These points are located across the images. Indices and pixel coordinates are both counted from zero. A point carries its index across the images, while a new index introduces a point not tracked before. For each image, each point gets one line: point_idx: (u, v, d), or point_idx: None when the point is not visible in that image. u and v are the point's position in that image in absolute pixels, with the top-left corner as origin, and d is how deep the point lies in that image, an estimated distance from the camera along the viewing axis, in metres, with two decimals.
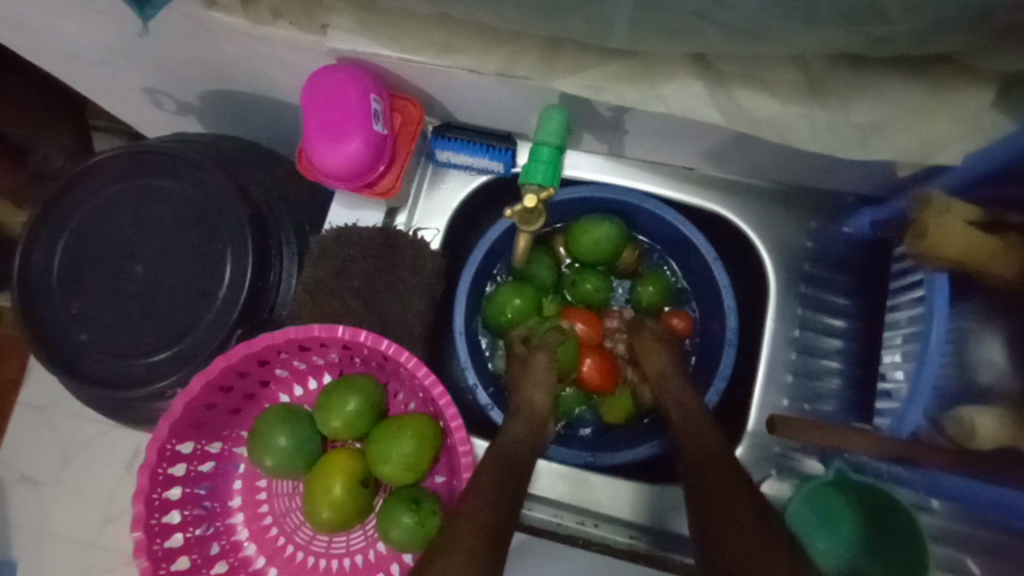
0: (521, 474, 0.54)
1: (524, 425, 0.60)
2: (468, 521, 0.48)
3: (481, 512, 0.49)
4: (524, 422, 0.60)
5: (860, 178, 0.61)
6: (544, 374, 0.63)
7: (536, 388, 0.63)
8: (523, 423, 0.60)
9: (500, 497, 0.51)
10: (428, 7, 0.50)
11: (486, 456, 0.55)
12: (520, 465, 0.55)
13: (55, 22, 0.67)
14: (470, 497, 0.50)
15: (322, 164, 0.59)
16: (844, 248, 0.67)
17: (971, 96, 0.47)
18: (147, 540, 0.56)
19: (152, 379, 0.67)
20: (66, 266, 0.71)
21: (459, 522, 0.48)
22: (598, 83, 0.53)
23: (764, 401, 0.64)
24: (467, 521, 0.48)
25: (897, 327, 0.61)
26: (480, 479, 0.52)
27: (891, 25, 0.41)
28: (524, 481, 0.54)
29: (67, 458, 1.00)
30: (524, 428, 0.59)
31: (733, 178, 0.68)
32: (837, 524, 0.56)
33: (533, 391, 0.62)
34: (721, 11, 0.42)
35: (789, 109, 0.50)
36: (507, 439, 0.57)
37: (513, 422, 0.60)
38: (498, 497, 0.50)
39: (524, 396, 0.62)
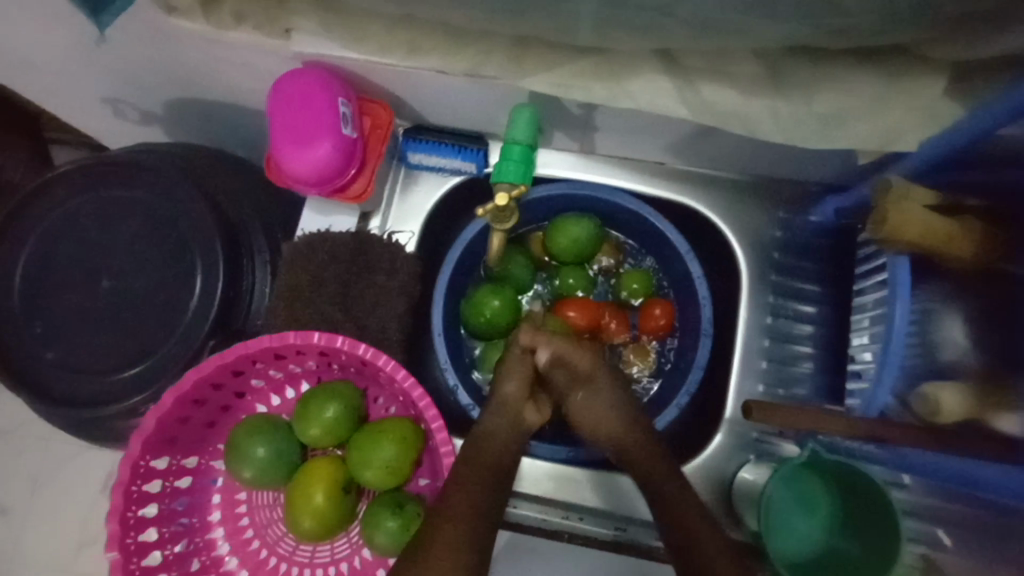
0: (496, 471, 0.56)
1: (501, 417, 0.58)
2: (449, 516, 0.51)
3: (463, 504, 0.52)
4: (499, 412, 0.58)
5: (825, 168, 0.62)
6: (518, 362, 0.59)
7: (508, 377, 0.59)
8: (499, 413, 0.59)
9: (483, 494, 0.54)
10: (395, 9, 0.50)
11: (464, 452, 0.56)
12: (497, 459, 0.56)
13: (6, 32, 0.64)
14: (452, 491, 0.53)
15: (291, 170, 0.58)
16: (812, 235, 0.69)
17: (924, 84, 0.49)
18: (123, 560, 0.54)
19: (123, 396, 0.65)
20: (28, 283, 0.68)
21: (439, 517, 0.51)
22: (567, 81, 0.53)
23: (739, 387, 0.66)
24: (449, 513, 0.52)
25: (864, 310, 0.63)
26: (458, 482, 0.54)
27: (847, 17, 0.42)
28: (498, 478, 0.55)
29: (36, 483, 0.97)
30: (500, 419, 0.58)
31: (702, 171, 0.69)
32: (813, 504, 0.59)
33: (506, 379, 0.59)
34: (683, 7, 0.43)
35: (753, 103, 0.52)
36: (480, 432, 0.58)
37: (491, 415, 0.59)
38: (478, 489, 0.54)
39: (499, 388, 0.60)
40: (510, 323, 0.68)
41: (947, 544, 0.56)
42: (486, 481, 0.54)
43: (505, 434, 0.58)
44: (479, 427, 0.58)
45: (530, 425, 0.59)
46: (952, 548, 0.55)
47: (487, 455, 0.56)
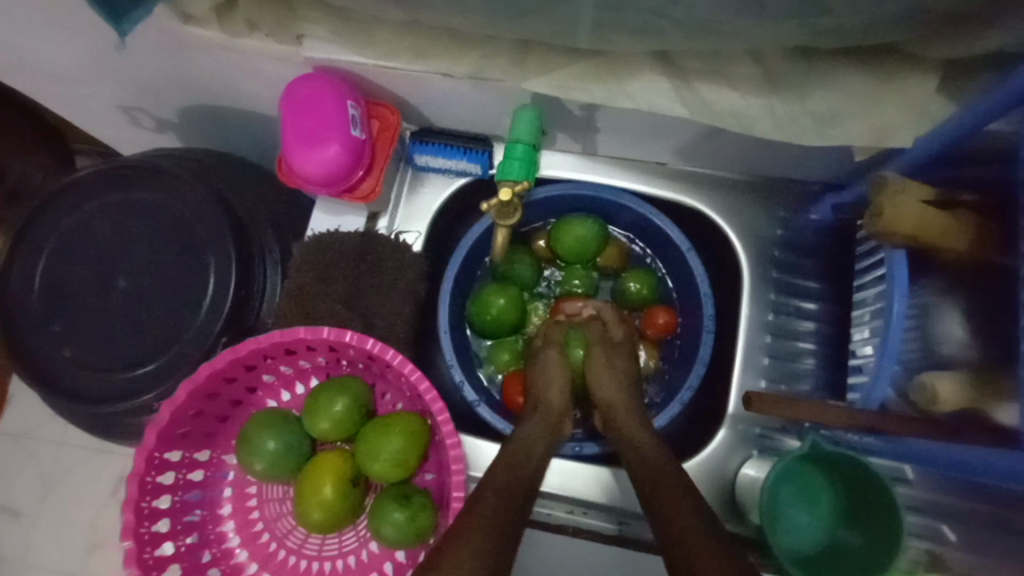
0: (530, 481, 0.53)
1: (542, 426, 0.59)
2: (478, 516, 0.48)
3: (496, 508, 0.49)
4: (541, 419, 0.60)
5: (822, 166, 0.64)
6: (556, 369, 0.63)
7: (551, 383, 0.62)
8: (539, 423, 0.60)
9: (512, 498, 0.51)
10: (400, 14, 0.51)
11: (497, 462, 0.55)
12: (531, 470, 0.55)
13: (30, 43, 0.67)
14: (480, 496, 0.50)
15: (302, 170, 0.60)
16: (812, 233, 0.70)
17: (916, 82, 0.50)
18: (137, 549, 0.56)
19: (138, 392, 0.67)
20: (46, 284, 0.71)
21: (467, 518, 0.48)
22: (568, 83, 0.55)
23: (742, 383, 0.67)
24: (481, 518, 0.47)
25: (864, 305, 0.63)
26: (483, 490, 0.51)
27: (837, 18, 0.43)
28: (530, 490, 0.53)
29: (49, 486, 0.99)
30: (540, 428, 0.59)
31: (702, 171, 0.70)
32: (814, 494, 0.59)
33: (549, 388, 0.62)
34: (678, 9, 0.44)
35: (750, 101, 0.53)
36: (524, 439, 0.58)
37: (532, 423, 0.60)
38: (509, 494, 0.51)
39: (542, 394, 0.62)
40: (515, 321, 0.69)
41: (952, 540, 0.55)
42: (517, 488, 0.52)
43: (547, 442, 0.58)
44: (520, 436, 0.58)
45: (564, 435, 0.62)
46: (959, 544, 0.55)
47: (529, 463, 0.56)
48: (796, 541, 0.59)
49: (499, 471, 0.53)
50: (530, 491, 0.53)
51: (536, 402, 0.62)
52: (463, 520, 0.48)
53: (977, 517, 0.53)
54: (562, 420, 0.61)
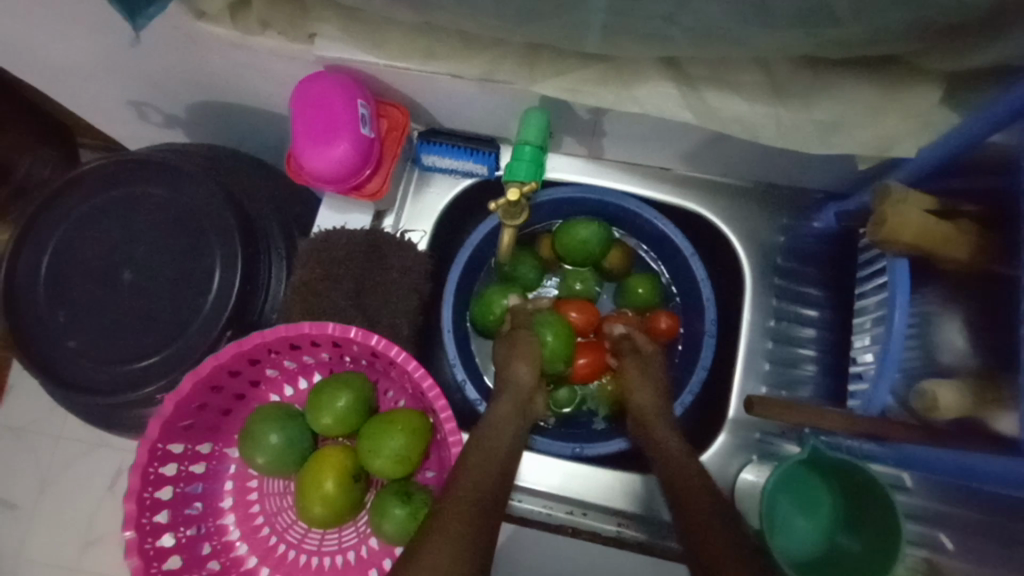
0: (502, 461, 0.55)
1: (511, 405, 0.59)
2: (457, 505, 0.49)
3: (465, 491, 0.50)
4: (511, 398, 0.60)
5: (824, 174, 0.64)
6: (529, 346, 0.63)
7: (521, 361, 0.62)
8: (510, 401, 0.60)
9: (488, 483, 0.52)
10: (412, 15, 0.52)
11: (472, 442, 0.56)
12: (502, 449, 0.56)
13: (42, 37, 0.68)
14: (458, 481, 0.52)
15: (310, 168, 0.61)
16: (814, 241, 0.70)
17: (918, 92, 0.50)
18: (139, 539, 0.56)
19: (140, 385, 0.67)
20: (52, 275, 0.71)
21: (448, 504, 0.49)
22: (575, 87, 0.56)
23: (742, 388, 0.67)
24: (458, 507, 0.49)
25: (866, 312, 0.63)
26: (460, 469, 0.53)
27: (843, 28, 0.44)
28: (506, 470, 0.54)
29: (45, 479, 0.99)
30: (511, 406, 0.59)
31: (706, 177, 0.71)
32: (815, 502, 0.60)
33: (518, 364, 0.61)
34: (685, 16, 0.45)
35: (755, 109, 0.54)
36: (495, 420, 0.58)
37: (500, 404, 0.60)
38: (482, 482, 0.52)
39: (511, 373, 0.61)
40: None
41: (949, 548, 0.55)
42: (488, 476, 0.53)
43: (517, 422, 0.59)
44: (487, 420, 0.58)
45: (535, 413, 0.62)
46: (955, 552, 0.55)
47: (499, 442, 0.56)
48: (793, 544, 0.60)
49: (470, 456, 0.54)
50: (505, 476, 0.54)
51: (507, 380, 0.61)
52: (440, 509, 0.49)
53: (976, 528, 0.53)
54: (533, 400, 0.61)
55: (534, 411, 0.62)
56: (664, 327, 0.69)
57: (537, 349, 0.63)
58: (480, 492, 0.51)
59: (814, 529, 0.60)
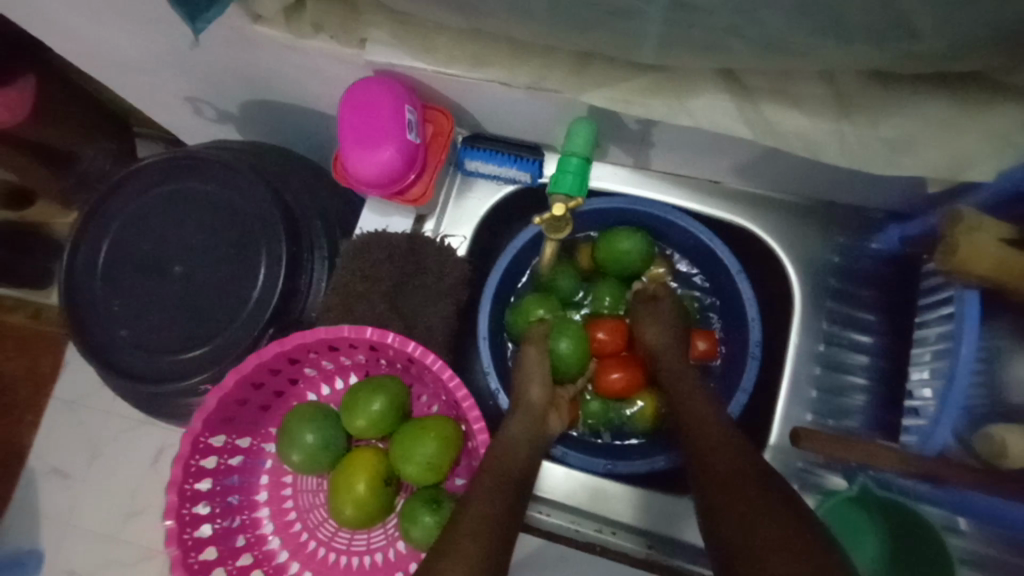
0: (518, 476, 0.55)
1: (525, 422, 0.60)
2: (472, 521, 0.49)
3: (484, 509, 0.51)
4: (522, 417, 0.61)
5: (888, 194, 0.61)
6: (535, 367, 0.64)
7: (531, 382, 0.63)
8: (521, 420, 0.61)
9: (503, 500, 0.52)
10: (463, 22, 0.52)
11: (489, 455, 0.56)
12: (518, 461, 0.56)
13: (109, 35, 0.71)
14: (473, 497, 0.52)
15: (356, 171, 0.61)
16: (872, 263, 0.66)
17: (1001, 113, 0.47)
18: (178, 528, 0.58)
19: (186, 375, 0.69)
20: (108, 264, 0.74)
21: (463, 520, 0.49)
22: (626, 96, 0.54)
23: (787, 414, 0.64)
24: (472, 524, 0.49)
25: (925, 344, 0.60)
26: (481, 479, 0.53)
27: (921, 42, 0.41)
28: (523, 485, 0.55)
29: (94, 453, 1.04)
30: (523, 425, 0.60)
31: (759, 191, 0.68)
32: (861, 542, 0.56)
33: (526, 385, 0.63)
34: (748, 27, 0.43)
35: (818, 124, 0.51)
36: (508, 439, 0.58)
37: (515, 418, 0.60)
38: (498, 497, 0.52)
39: (522, 391, 0.63)
40: None
41: None
42: (504, 491, 0.53)
43: (530, 439, 0.59)
44: (504, 433, 0.59)
45: (552, 432, 0.62)
46: None
47: (513, 459, 0.56)
48: None
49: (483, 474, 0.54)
50: (519, 491, 0.54)
51: (517, 402, 0.62)
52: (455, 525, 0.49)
53: None
54: (546, 418, 0.62)
55: (551, 430, 0.62)
56: (701, 349, 0.68)
57: (544, 368, 0.64)
58: (495, 507, 0.51)
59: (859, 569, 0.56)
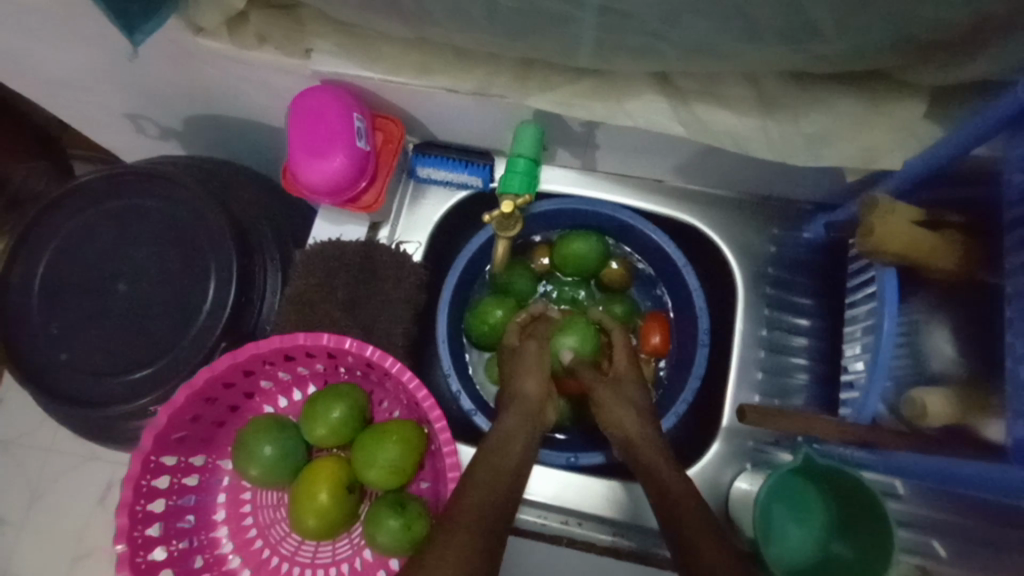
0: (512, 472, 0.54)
1: (518, 416, 0.58)
2: (465, 515, 0.49)
3: (478, 502, 0.50)
4: (517, 411, 0.59)
5: (813, 186, 0.65)
6: (534, 361, 0.62)
7: (528, 376, 0.61)
8: (517, 414, 0.59)
9: (494, 490, 0.52)
10: (408, 31, 0.53)
11: (483, 452, 0.56)
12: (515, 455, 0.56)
13: (39, 50, 0.69)
14: (466, 490, 0.52)
15: (306, 180, 0.61)
16: (805, 251, 0.71)
17: (901, 106, 0.52)
18: (130, 552, 0.55)
19: (134, 397, 0.67)
20: (45, 287, 0.71)
21: (455, 513, 0.49)
22: (568, 100, 0.57)
23: (736, 397, 0.67)
24: (464, 515, 0.49)
25: (857, 321, 0.65)
26: (473, 474, 0.53)
27: (827, 43, 0.45)
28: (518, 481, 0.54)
29: (35, 493, 0.98)
30: (520, 419, 0.58)
31: (698, 188, 0.72)
32: (808, 509, 0.59)
33: (525, 379, 0.61)
34: (674, 32, 0.46)
35: (745, 122, 0.55)
36: (503, 432, 0.57)
37: (509, 414, 0.59)
38: (493, 493, 0.52)
39: (518, 385, 0.61)
40: None
41: (943, 554, 0.55)
42: (499, 487, 0.52)
43: (527, 432, 0.58)
44: (498, 430, 0.57)
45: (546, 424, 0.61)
46: (949, 559, 0.55)
47: (508, 450, 0.56)
48: (788, 552, 0.59)
49: (472, 468, 0.54)
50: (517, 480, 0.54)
51: (513, 394, 0.60)
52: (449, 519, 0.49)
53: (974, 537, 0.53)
54: (541, 412, 0.60)
55: (546, 421, 0.61)
56: (655, 343, 0.71)
57: (544, 364, 0.62)
58: (488, 502, 0.51)
59: (810, 537, 0.59)
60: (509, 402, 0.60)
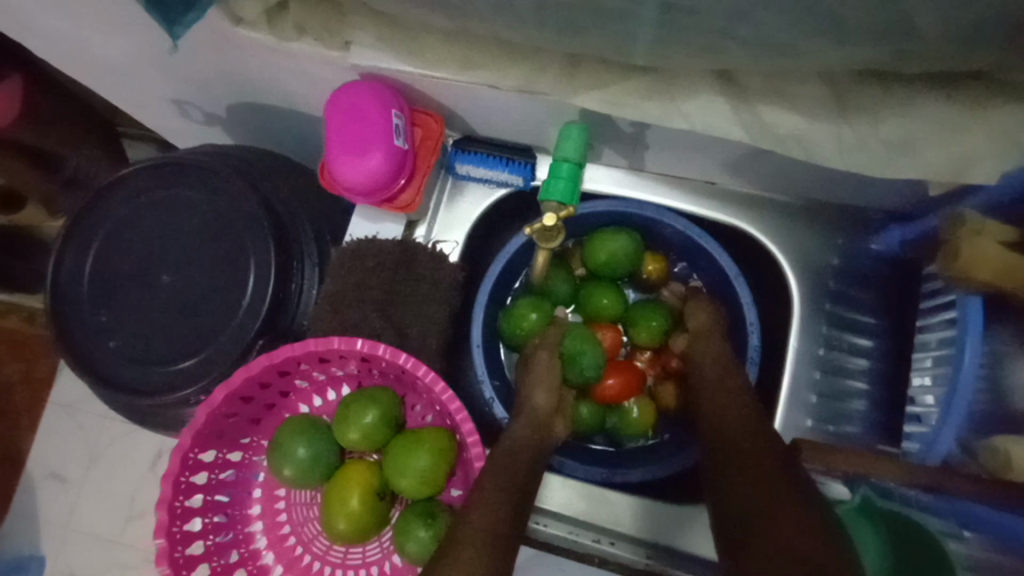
0: (524, 480, 0.56)
1: (529, 427, 0.60)
2: (475, 523, 0.50)
3: (494, 514, 0.51)
4: (527, 423, 0.60)
5: (888, 195, 0.59)
6: (545, 373, 0.63)
7: (539, 388, 0.62)
8: (527, 426, 0.60)
9: (509, 499, 0.53)
10: (450, 23, 0.50)
11: (493, 457, 0.56)
12: (524, 464, 0.57)
13: (87, 38, 0.69)
14: (480, 498, 0.52)
15: (342, 178, 0.60)
16: (872, 264, 0.65)
17: (1002, 113, 0.45)
18: (169, 547, 0.56)
19: (176, 388, 0.68)
20: (95, 272, 0.73)
21: (468, 522, 0.50)
22: (619, 99, 0.52)
23: (787, 421, 0.63)
24: (480, 523, 0.50)
25: (927, 350, 0.59)
26: (487, 479, 0.54)
27: (923, 43, 0.40)
28: (526, 491, 0.55)
29: (92, 457, 1.03)
30: (529, 431, 0.59)
31: (756, 192, 0.67)
32: (860, 550, 0.53)
33: (535, 390, 0.62)
34: (742, 28, 0.41)
35: (815, 127, 0.50)
36: (513, 443, 0.58)
37: (519, 424, 0.60)
38: (504, 497, 0.53)
39: (527, 397, 0.62)
40: None
41: None
42: (509, 489, 0.54)
43: (535, 445, 0.59)
44: (509, 439, 0.58)
45: (557, 438, 0.61)
46: None
47: (520, 459, 0.57)
48: None
49: (488, 479, 0.54)
50: (523, 494, 0.55)
51: (523, 404, 0.61)
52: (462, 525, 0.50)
53: None
54: (550, 424, 0.61)
55: (556, 434, 0.61)
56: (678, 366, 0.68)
57: (554, 374, 0.63)
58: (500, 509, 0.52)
59: None
60: (519, 412, 0.61)
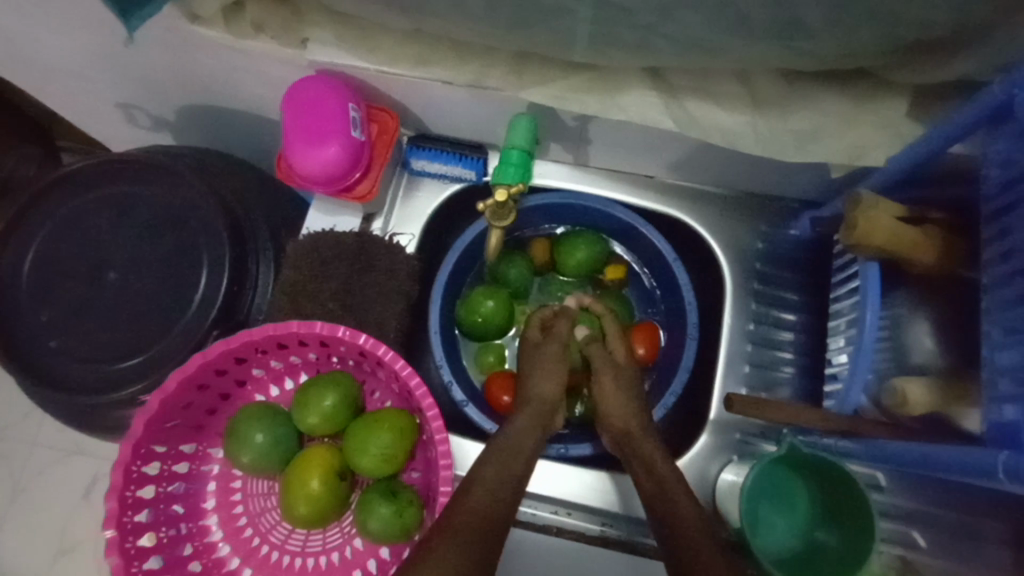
0: (519, 473, 0.55)
1: (533, 417, 0.59)
2: (462, 517, 0.49)
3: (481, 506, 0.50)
4: (533, 412, 0.60)
5: (800, 183, 0.67)
6: (552, 360, 0.63)
7: (547, 377, 0.62)
8: (532, 413, 0.60)
9: (500, 491, 0.52)
10: (405, 22, 0.53)
11: (489, 448, 0.56)
12: (523, 455, 0.56)
13: (31, 35, 0.68)
14: (470, 491, 0.52)
15: (301, 168, 0.62)
16: (793, 247, 0.72)
17: (885, 105, 0.53)
18: (119, 538, 0.56)
19: (122, 385, 0.67)
20: (34, 274, 0.71)
21: (456, 516, 0.49)
22: (563, 94, 0.57)
23: (723, 389, 0.69)
24: (468, 516, 0.49)
25: (841, 315, 0.66)
26: (482, 470, 0.54)
27: (817, 41, 0.46)
28: (518, 484, 0.54)
29: (16, 488, 0.96)
30: (534, 418, 0.59)
31: (689, 185, 0.73)
32: (791, 496, 0.61)
33: (543, 379, 0.62)
34: (665, 27, 0.47)
35: (735, 118, 0.56)
36: (515, 434, 0.57)
37: (524, 415, 0.60)
38: (496, 495, 0.52)
39: (536, 387, 0.61)
40: (503, 323, 0.71)
41: (921, 544, 0.57)
42: (501, 489, 0.53)
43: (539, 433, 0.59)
44: (511, 430, 0.58)
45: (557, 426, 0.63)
46: (926, 547, 0.57)
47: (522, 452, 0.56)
48: (773, 543, 0.61)
49: (484, 468, 0.54)
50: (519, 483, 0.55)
51: (530, 392, 0.61)
52: (446, 520, 0.49)
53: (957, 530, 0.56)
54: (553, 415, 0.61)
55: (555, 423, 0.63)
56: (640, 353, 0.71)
57: (562, 367, 0.62)
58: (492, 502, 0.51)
59: (790, 525, 0.61)
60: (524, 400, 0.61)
